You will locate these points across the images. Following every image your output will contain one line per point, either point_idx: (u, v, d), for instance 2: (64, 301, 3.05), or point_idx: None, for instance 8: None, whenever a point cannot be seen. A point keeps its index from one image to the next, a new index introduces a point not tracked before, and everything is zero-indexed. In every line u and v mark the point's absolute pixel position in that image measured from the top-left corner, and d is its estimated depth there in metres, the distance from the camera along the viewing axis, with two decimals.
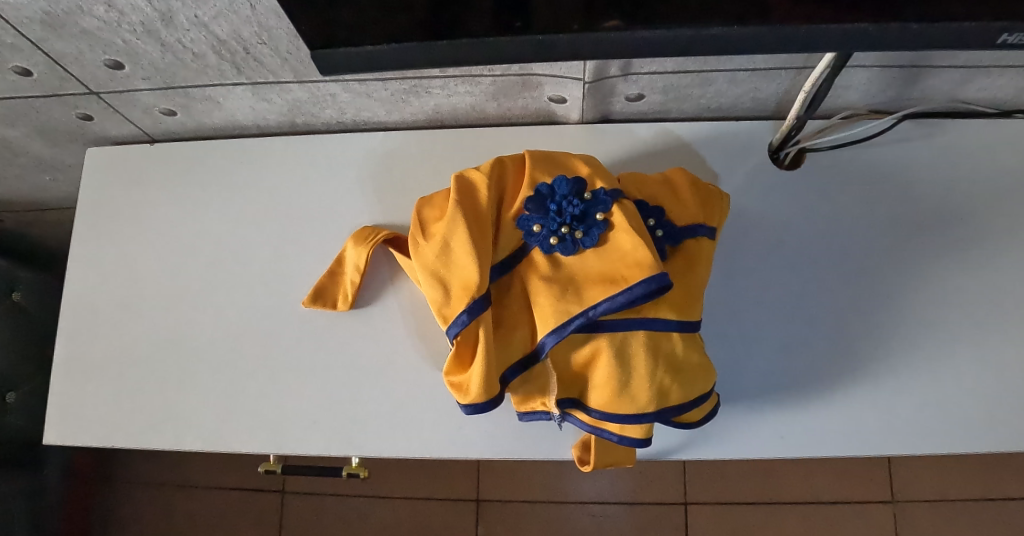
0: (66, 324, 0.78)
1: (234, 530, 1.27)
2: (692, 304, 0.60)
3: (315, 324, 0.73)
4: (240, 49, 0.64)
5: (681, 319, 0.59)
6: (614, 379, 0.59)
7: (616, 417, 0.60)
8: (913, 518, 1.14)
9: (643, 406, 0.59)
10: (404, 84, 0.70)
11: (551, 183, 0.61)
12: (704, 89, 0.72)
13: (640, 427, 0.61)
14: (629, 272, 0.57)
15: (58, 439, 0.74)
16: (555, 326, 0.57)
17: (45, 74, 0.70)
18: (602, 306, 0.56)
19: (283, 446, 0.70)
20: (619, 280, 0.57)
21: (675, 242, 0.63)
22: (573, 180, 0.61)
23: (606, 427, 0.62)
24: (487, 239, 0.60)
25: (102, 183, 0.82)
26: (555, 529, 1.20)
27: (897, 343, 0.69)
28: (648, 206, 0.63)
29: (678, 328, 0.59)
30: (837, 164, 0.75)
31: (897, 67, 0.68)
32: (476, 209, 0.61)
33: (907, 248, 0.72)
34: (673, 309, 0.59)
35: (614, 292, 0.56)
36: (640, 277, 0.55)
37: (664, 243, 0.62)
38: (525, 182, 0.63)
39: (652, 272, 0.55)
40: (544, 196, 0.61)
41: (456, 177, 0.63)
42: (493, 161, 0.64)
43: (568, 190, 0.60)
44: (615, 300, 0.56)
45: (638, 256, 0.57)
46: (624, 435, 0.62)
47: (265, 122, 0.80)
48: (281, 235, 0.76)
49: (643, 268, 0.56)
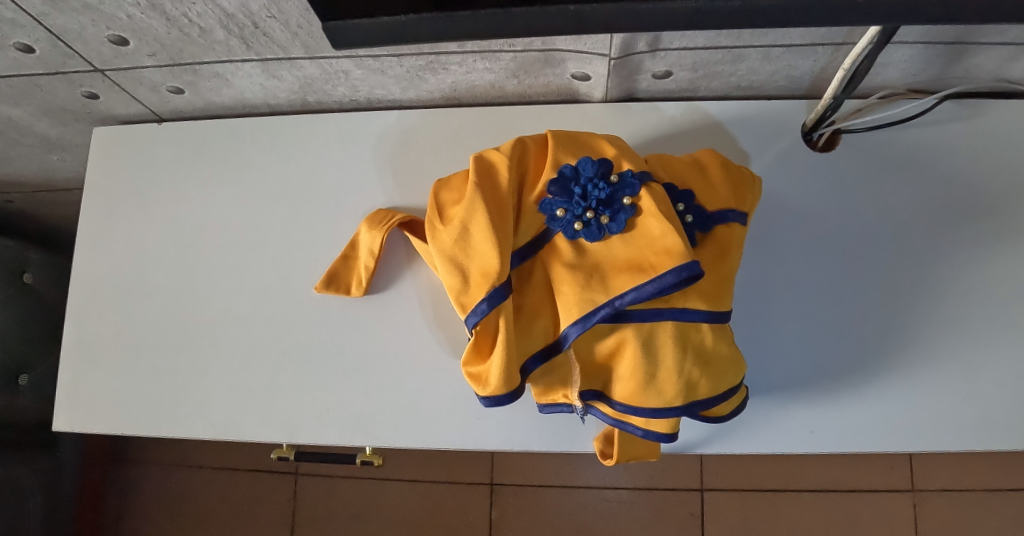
0: (74, 309, 0.76)
1: (246, 513, 1.28)
2: (723, 293, 0.58)
3: (328, 310, 0.71)
4: (249, 23, 0.61)
5: (712, 310, 0.56)
6: (640, 372, 0.57)
7: (642, 410, 0.58)
8: (935, 509, 1.12)
9: (669, 399, 0.57)
10: (420, 60, 0.66)
11: (576, 165, 0.58)
12: (735, 66, 0.68)
13: (667, 421, 0.58)
14: (658, 260, 0.54)
15: (69, 425, 0.73)
16: (579, 316, 0.55)
17: (48, 51, 0.67)
18: (630, 295, 0.53)
19: (297, 436, 0.68)
20: (647, 268, 0.54)
21: (704, 228, 0.59)
22: (598, 161, 0.58)
23: (630, 421, 0.60)
24: (508, 223, 0.57)
25: (110, 163, 0.80)
26: (569, 515, 1.19)
27: (935, 336, 0.66)
28: (677, 190, 0.60)
29: (708, 319, 0.56)
30: (873, 147, 0.71)
31: (942, 43, 0.64)
32: (497, 193, 0.58)
33: (949, 237, 0.68)
34: (703, 298, 0.56)
35: (643, 281, 0.53)
36: (670, 265, 0.53)
37: (693, 229, 0.59)
38: (548, 164, 0.60)
39: (682, 260, 0.52)
40: (568, 178, 0.58)
41: (475, 159, 0.60)
42: (514, 141, 0.61)
43: (594, 171, 0.57)
44: (643, 290, 0.53)
45: (668, 243, 0.54)
46: (650, 430, 0.59)
47: (275, 100, 0.77)
48: (292, 218, 0.74)
49: (674, 256, 0.53)
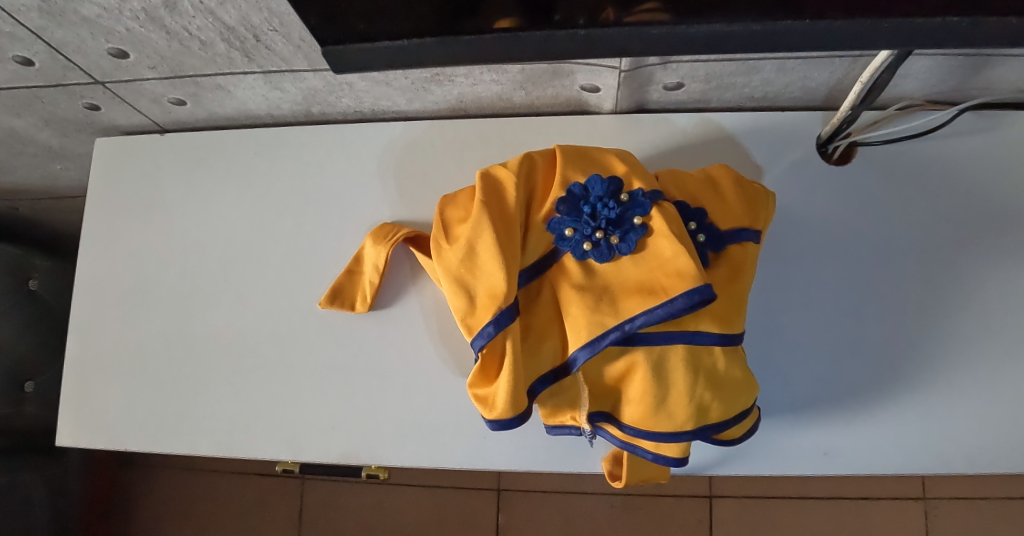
0: (76, 322, 0.76)
1: (250, 518, 1.27)
2: (734, 315, 0.56)
3: (332, 326, 0.70)
4: (251, 36, 0.59)
5: (724, 333, 0.55)
6: (650, 395, 0.55)
7: (652, 434, 0.57)
8: (946, 517, 1.10)
9: (680, 424, 0.56)
10: (425, 72, 0.65)
11: (585, 183, 0.57)
12: (749, 77, 0.66)
13: (677, 445, 0.57)
14: (669, 282, 0.52)
15: (72, 441, 0.73)
16: (589, 339, 0.54)
17: (48, 64, 0.66)
18: (640, 319, 0.52)
19: (301, 454, 0.67)
20: (658, 291, 0.53)
21: (717, 247, 0.58)
22: (608, 179, 0.56)
23: (639, 444, 0.58)
24: (515, 242, 0.56)
25: (111, 175, 0.79)
26: (576, 521, 1.18)
27: (954, 356, 0.64)
28: (689, 208, 0.59)
29: (720, 342, 0.55)
30: (890, 160, 0.69)
31: (963, 55, 0.62)
32: (504, 211, 0.57)
33: (969, 252, 0.66)
34: (714, 321, 0.55)
35: (654, 304, 0.52)
36: (682, 288, 0.51)
37: (706, 249, 0.58)
38: (556, 181, 0.58)
39: (695, 283, 0.51)
40: (578, 197, 0.56)
41: (482, 175, 0.58)
42: (521, 158, 0.60)
43: (603, 190, 0.56)
44: (654, 313, 0.51)
45: (679, 265, 0.52)
46: (659, 454, 0.58)
47: (278, 111, 0.75)
48: (296, 232, 0.73)
49: (686, 279, 0.51)
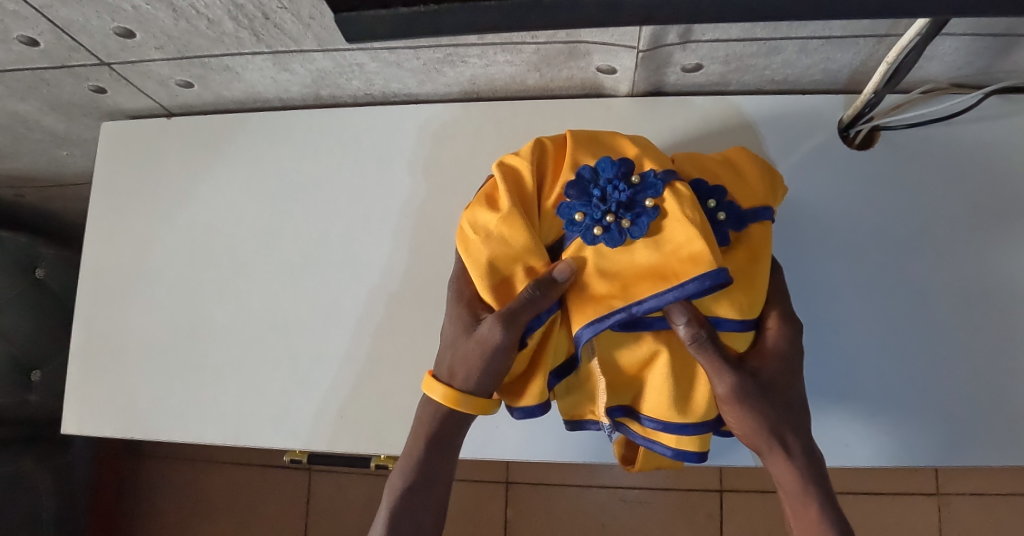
0: (82, 308, 0.75)
1: (256, 511, 1.26)
2: (753, 300, 0.54)
3: (343, 312, 0.68)
4: (259, 14, 0.58)
5: (743, 318, 0.54)
6: (672, 382, 0.54)
7: (672, 427, 0.55)
8: (963, 512, 1.08)
9: (700, 415, 0.55)
10: (437, 52, 0.63)
11: (595, 166, 0.55)
12: (770, 58, 0.64)
13: (696, 439, 0.55)
14: (682, 267, 0.51)
15: (77, 428, 0.72)
16: (592, 320, 0.52)
17: (53, 44, 0.65)
18: (649, 303, 0.50)
19: (309, 442, 0.66)
20: (670, 276, 0.51)
21: (738, 226, 0.55)
22: (619, 161, 0.55)
23: (659, 440, 0.56)
24: (535, 221, 0.55)
25: (118, 159, 0.78)
26: (585, 515, 1.17)
27: (977, 345, 0.63)
28: (706, 186, 0.56)
29: (740, 327, 0.54)
30: (914, 145, 0.67)
31: (992, 36, 0.59)
32: (522, 190, 0.56)
33: (998, 239, 0.64)
34: (733, 306, 0.53)
35: (665, 289, 0.50)
36: (694, 273, 0.49)
37: (725, 228, 0.55)
38: (566, 163, 0.56)
39: (708, 268, 0.49)
40: (587, 181, 0.54)
41: (496, 168, 0.57)
42: (531, 143, 0.58)
43: (613, 173, 0.54)
44: (664, 298, 0.50)
45: (694, 248, 0.50)
46: (680, 450, 0.55)
47: (287, 95, 0.74)
48: (305, 217, 0.71)
49: (699, 263, 0.50)
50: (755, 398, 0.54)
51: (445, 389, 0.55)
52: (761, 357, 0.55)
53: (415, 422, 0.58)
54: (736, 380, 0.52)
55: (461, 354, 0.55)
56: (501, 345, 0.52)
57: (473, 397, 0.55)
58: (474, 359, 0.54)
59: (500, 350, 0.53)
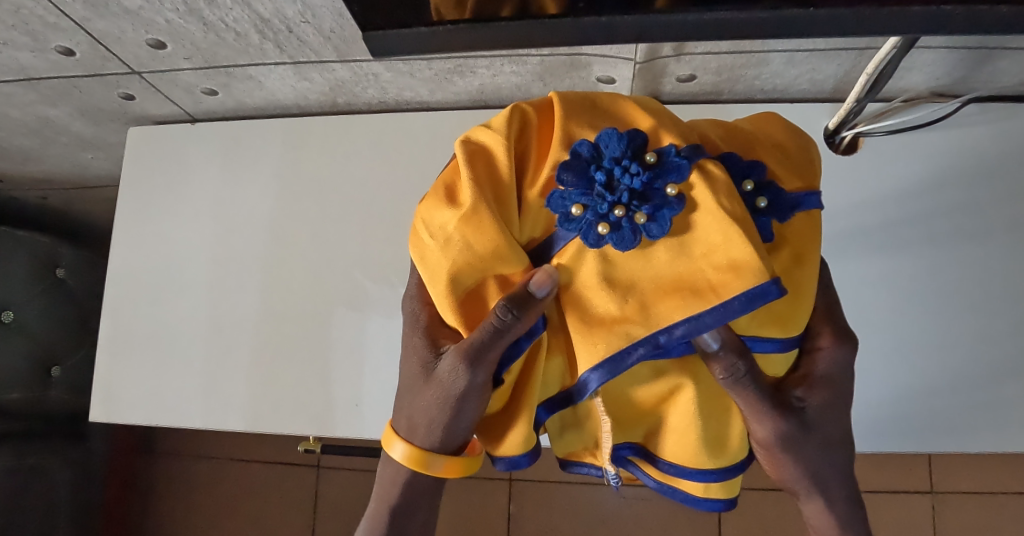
0: (111, 303, 0.79)
1: (265, 506, 1.30)
2: (796, 312, 0.46)
3: (357, 306, 0.72)
4: (284, 27, 0.62)
5: (783, 337, 0.47)
6: (699, 423, 0.48)
7: (696, 475, 0.49)
8: (953, 510, 1.12)
9: (728, 458, 0.50)
10: (448, 63, 0.68)
11: (596, 141, 0.44)
12: (759, 69, 0.68)
13: (724, 487, 0.50)
14: (718, 279, 0.41)
15: (104, 416, 0.76)
16: (607, 357, 0.43)
17: (88, 54, 0.69)
18: (679, 330, 0.42)
19: (324, 429, 0.70)
20: (702, 291, 0.42)
21: (784, 215, 0.45)
22: (627, 135, 0.44)
23: (681, 487, 0.51)
24: (508, 217, 0.45)
25: (144, 162, 0.82)
26: (587, 510, 1.21)
27: (948, 339, 0.67)
28: (739, 164, 0.46)
29: (779, 348, 0.47)
30: (898, 150, 0.71)
31: (966, 49, 0.64)
32: (490, 176, 0.45)
33: (977, 239, 0.68)
34: (774, 321, 0.46)
35: (697, 309, 0.41)
36: (737, 289, 0.40)
37: (768, 218, 0.45)
38: (556, 137, 0.45)
39: (756, 282, 0.40)
40: (587, 162, 0.44)
41: (462, 147, 0.45)
42: (508, 112, 0.46)
43: (621, 151, 0.44)
44: (697, 323, 0.41)
45: (733, 254, 0.41)
46: (705, 498, 0.50)
47: (305, 102, 0.79)
48: (321, 217, 0.75)
49: (744, 276, 0.40)
50: (801, 437, 0.49)
51: (407, 449, 0.50)
52: (808, 385, 0.50)
53: (377, 485, 0.54)
54: (780, 417, 0.48)
55: (421, 406, 0.50)
56: (461, 393, 0.47)
57: (441, 456, 0.50)
58: (434, 412, 0.49)
59: (462, 399, 0.47)
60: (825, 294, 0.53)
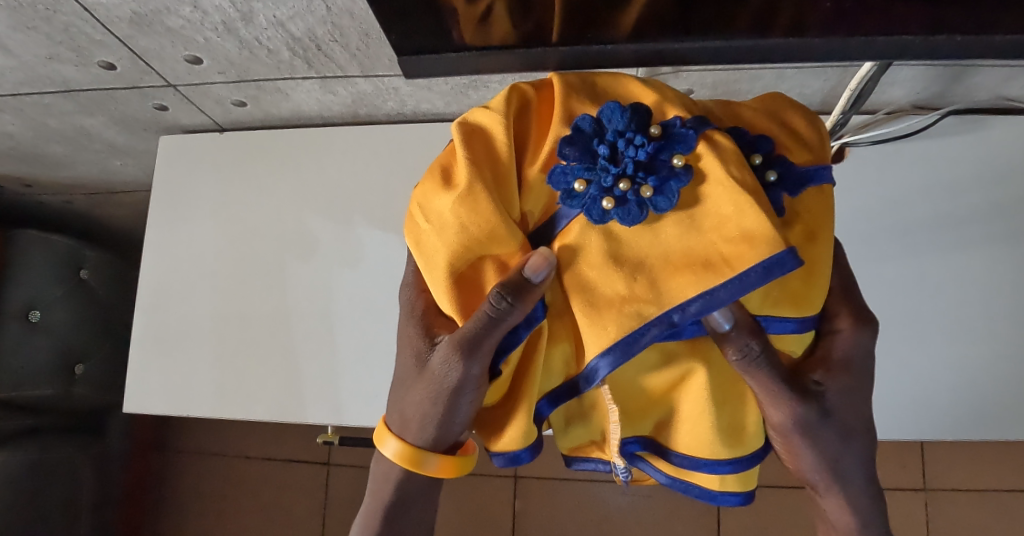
0: (144, 301, 0.84)
1: (277, 501, 1.34)
2: (813, 288, 0.49)
3: (377, 304, 0.77)
4: (314, 45, 0.67)
5: (800, 316, 0.49)
6: (711, 413, 0.52)
7: (714, 466, 0.53)
8: (945, 507, 1.16)
9: (743, 448, 0.53)
10: (464, 78, 0.73)
11: (597, 116, 0.48)
12: (752, 84, 0.74)
13: (739, 478, 0.54)
14: (731, 252, 0.44)
15: (138, 407, 0.81)
16: (619, 338, 0.46)
17: (129, 68, 0.74)
18: (693, 305, 0.45)
19: (346, 418, 0.75)
20: (715, 263, 0.45)
21: (797, 189, 0.48)
22: (632, 112, 0.48)
23: (698, 479, 0.54)
24: (505, 193, 0.48)
25: (174, 169, 0.87)
26: (590, 506, 1.26)
27: (927, 335, 0.72)
28: (749, 139, 0.49)
29: (797, 328, 0.50)
30: (880, 159, 0.76)
31: (941, 66, 0.70)
32: (487, 157, 0.48)
33: (955, 242, 0.73)
34: (790, 301, 0.49)
35: (712, 284, 0.44)
36: (752, 259, 0.43)
37: (782, 191, 0.48)
38: (557, 113, 0.49)
39: (773, 251, 0.43)
40: (589, 136, 0.48)
41: (461, 129, 0.49)
42: (507, 93, 0.50)
43: (624, 126, 0.48)
44: (713, 296, 0.44)
45: (746, 224, 0.44)
46: (722, 490, 0.54)
47: (328, 113, 0.84)
48: (342, 220, 0.81)
49: (757, 245, 0.43)
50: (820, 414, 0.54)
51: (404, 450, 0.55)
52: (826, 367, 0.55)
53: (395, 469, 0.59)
54: (800, 399, 0.53)
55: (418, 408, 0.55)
56: (454, 394, 0.52)
57: (437, 456, 0.55)
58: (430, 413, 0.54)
59: (454, 400, 0.52)
60: (841, 279, 0.58)
